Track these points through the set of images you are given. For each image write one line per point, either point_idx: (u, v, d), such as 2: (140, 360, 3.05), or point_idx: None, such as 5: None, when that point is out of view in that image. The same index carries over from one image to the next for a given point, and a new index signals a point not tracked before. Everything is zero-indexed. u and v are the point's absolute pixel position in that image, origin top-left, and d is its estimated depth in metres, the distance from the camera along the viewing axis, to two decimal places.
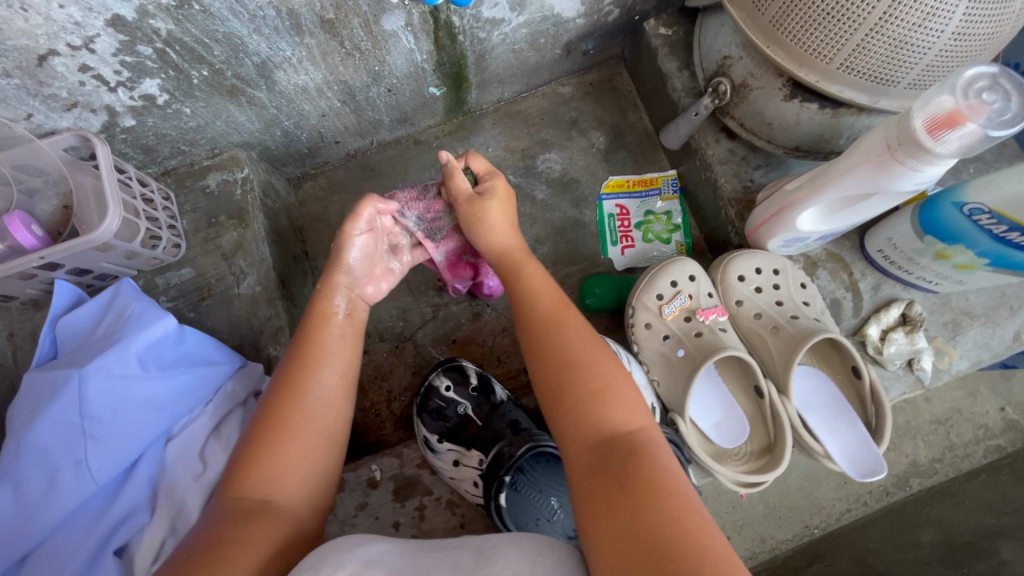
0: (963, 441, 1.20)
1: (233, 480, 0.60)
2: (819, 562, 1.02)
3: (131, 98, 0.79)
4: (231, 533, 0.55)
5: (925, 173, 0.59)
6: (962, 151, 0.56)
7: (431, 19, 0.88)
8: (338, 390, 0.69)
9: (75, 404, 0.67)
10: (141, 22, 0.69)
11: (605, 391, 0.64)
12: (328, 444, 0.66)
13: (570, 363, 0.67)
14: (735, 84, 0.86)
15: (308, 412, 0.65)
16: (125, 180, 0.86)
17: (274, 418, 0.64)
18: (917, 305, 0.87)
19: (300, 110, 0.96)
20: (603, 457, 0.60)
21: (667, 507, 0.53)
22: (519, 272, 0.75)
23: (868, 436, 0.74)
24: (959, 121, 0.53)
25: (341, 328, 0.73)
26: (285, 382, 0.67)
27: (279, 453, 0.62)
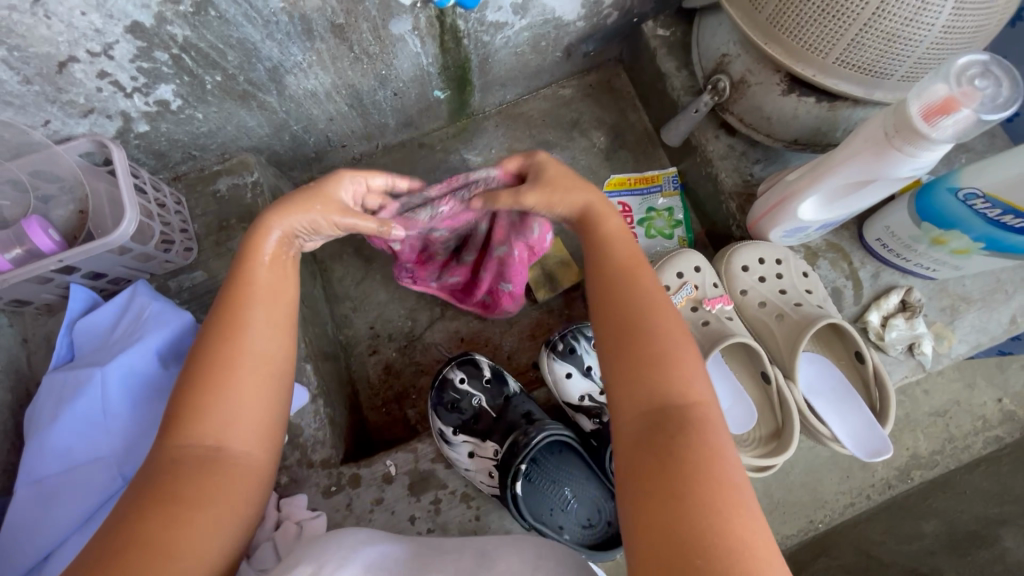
0: (963, 433, 1.22)
1: (175, 426, 0.57)
2: (827, 556, 1.03)
3: (145, 104, 0.81)
4: (187, 484, 0.54)
5: (922, 159, 0.62)
6: (957, 136, 0.59)
7: (438, 23, 0.90)
8: (271, 326, 0.64)
9: (97, 402, 0.68)
10: (158, 28, 0.71)
11: (670, 360, 0.59)
12: (270, 387, 0.62)
13: (635, 324, 0.62)
14: (734, 81, 0.89)
15: (247, 362, 0.61)
16: (140, 184, 0.87)
17: (210, 362, 0.60)
18: (915, 292, 0.89)
19: (309, 115, 0.98)
20: (650, 430, 0.55)
21: (700, 474, 0.50)
22: (602, 236, 0.70)
23: (872, 418, 0.76)
24: (953, 107, 0.56)
25: (272, 260, 0.66)
26: (221, 319, 0.62)
27: (222, 397, 0.59)
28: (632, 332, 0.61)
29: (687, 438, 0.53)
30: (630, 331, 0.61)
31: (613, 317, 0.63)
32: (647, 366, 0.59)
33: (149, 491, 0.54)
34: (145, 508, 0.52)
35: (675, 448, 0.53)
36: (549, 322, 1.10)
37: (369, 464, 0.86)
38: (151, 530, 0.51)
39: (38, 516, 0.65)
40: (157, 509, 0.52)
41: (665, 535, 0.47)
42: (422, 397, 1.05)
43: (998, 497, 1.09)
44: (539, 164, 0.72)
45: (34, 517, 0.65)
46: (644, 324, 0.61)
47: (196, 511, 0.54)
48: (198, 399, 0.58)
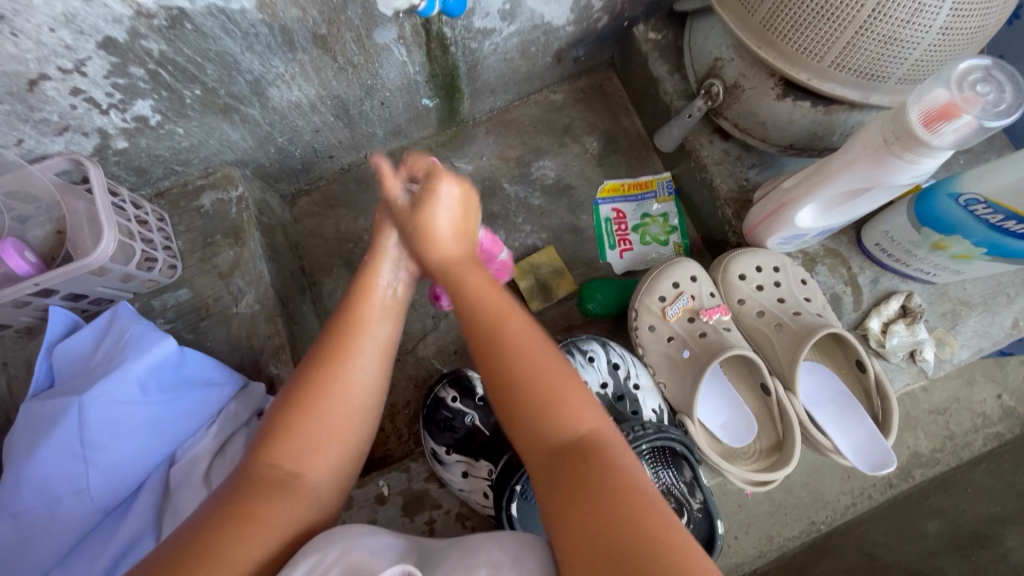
0: (962, 430, 1.20)
1: (268, 444, 0.59)
2: (829, 559, 1.00)
3: (123, 120, 0.79)
4: (260, 500, 0.54)
5: (922, 166, 0.60)
6: (957, 143, 0.57)
7: (424, 32, 0.88)
8: (376, 361, 0.67)
9: (75, 433, 0.65)
10: (132, 43, 0.68)
11: (554, 396, 0.59)
12: (363, 418, 0.64)
13: (513, 368, 0.61)
14: (728, 85, 0.87)
15: (349, 387, 0.63)
16: (119, 203, 0.85)
17: (309, 385, 0.62)
18: (916, 297, 0.88)
19: (294, 126, 0.96)
20: (558, 468, 0.54)
21: (618, 495, 0.50)
22: (461, 284, 0.70)
23: (875, 429, 0.74)
24: (954, 113, 0.55)
25: (383, 301, 0.72)
26: (326, 347, 0.65)
27: (311, 420, 0.60)
28: (511, 375, 0.60)
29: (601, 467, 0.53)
30: (509, 375, 0.61)
31: (493, 364, 0.62)
32: (538, 407, 0.58)
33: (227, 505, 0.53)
34: (223, 520, 0.51)
35: (590, 478, 0.52)
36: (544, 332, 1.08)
37: (361, 485, 0.85)
38: (223, 539, 0.49)
39: (15, 552, 0.62)
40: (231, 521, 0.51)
41: (598, 562, 0.46)
42: (416, 412, 1.03)
43: (1002, 496, 1.08)
44: (427, 180, 0.74)
45: (11, 552, 0.62)
46: (524, 363, 0.61)
47: (270, 518, 0.53)
48: (294, 421, 0.60)
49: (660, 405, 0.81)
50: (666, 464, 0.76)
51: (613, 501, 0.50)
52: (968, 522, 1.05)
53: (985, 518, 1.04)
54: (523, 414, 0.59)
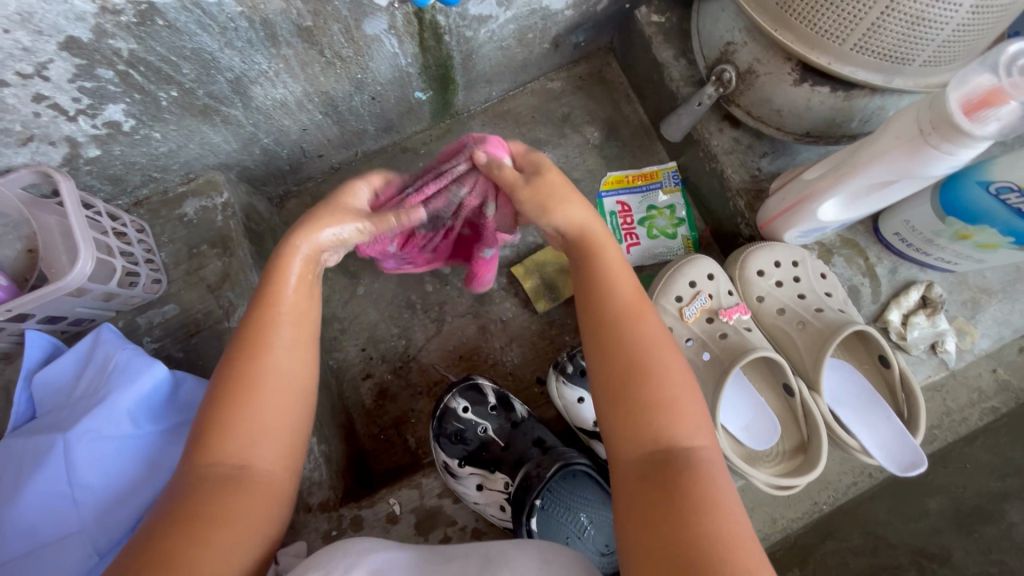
0: (959, 405, 1.05)
1: (202, 441, 0.54)
2: (834, 538, 1.00)
3: (93, 127, 0.72)
4: (209, 506, 0.51)
5: (959, 157, 0.57)
6: (1000, 133, 0.54)
7: (416, 20, 0.82)
8: (300, 346, 0.61)
9: (62, 471, 0.61)
10: (99, 43, 0.62)
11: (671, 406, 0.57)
12: (301, 407, 0.60)
13: (641, 365, 0.58)
14: (741, 71, 0.82)
15: (274, 373, 0.58)
16: (94, 215, 0.78)
17: (235, 382, 0.57)
18: (936, 287, 0.85)
19: (280, 126, 0.90)
20: (651, 473, 0.53)
21: (694, 506, 0.50)
22: (598, 265, 0.65)
23: (903, 428, 0.71)
24: (999, 100, 0.51)
25: (302, 273, 0.63)
26: (249, 337, 0.59)
27: (247, 416, 0.56)
28: (639, 371, 0.58)
29: (693, 476, 0.52)
30: (633, 369, 0.58)
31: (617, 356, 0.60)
32: (648, 410, 0.56)
33: (173, 518, 0.50)
34: (166, 532, 0.49)
35: (683, 491, 0.51)
36: (552, 333, 1.04)
37: (371, 503, 0.79)
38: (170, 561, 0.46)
39: None
40: (183, 535, 0.48)
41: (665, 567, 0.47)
42: (422, 421, 0.99)
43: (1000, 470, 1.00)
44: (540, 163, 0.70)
45: None
46: (655, 366, 0.58)
47: (215, 529, 0.50)
48: (225, 421, 0.55)
49: None
50: None
51: (694, 514, 0.49)
52: None
53: (986, 493, 0.99)
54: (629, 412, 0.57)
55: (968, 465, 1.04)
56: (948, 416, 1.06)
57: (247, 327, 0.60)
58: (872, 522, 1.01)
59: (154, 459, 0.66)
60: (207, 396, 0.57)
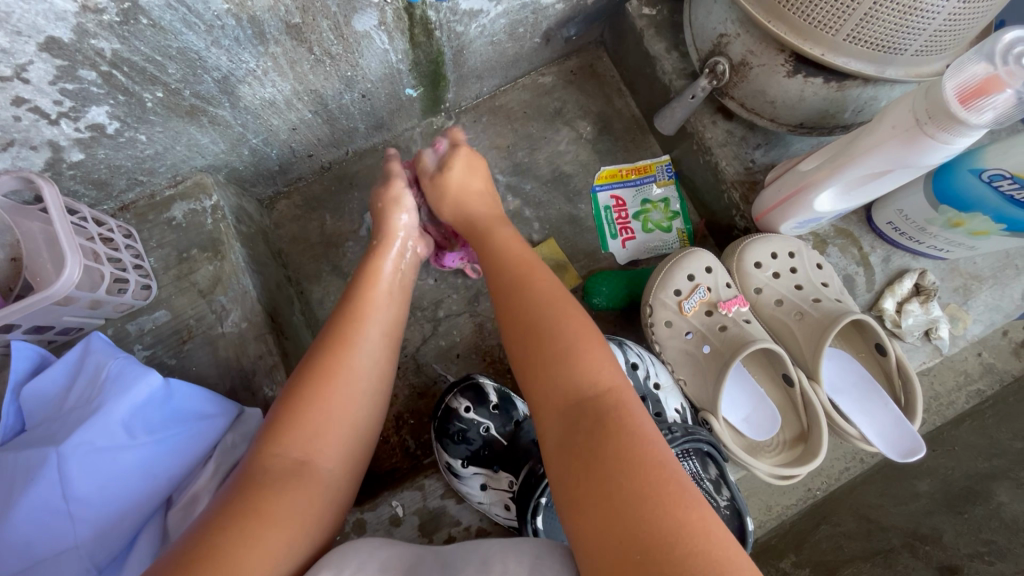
0: (946, 389, 1.14)
1: (277, 428, 0.59)
2: (828, 523, 1.02)
3: (76, 130, 0.70)
4: (271, 492, 0.53)
5: (954, 146, 0.58)
6: (995, 120, 0.54)
7: (406, 16, 0.81)
8: (375, 352, 0.68)
9: (56, 487, 0.59)
10: (81, 43, 0.60)
11: (575, 353, 0.60)
12: (370, 407, 0.66)
13: (540, 321, 0.63)
14: (734, 63, 0.82)
15: (355, 368, 0.65)
16: (79, 221, 0.76)
17: (319, 370, 0.63)
18: (929, 275, 0.86)
19: (269, 126, 0.88)
20: (576, 416, 0.55)
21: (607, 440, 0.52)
22: (487, 248, 0.75)
23: (901, 415, 0.72)
24: (995, 87, 0.52)
25: (390, 286, 0.75)
26: (336, 331, 0.67)
27: (323, 405, 0.61)
28: (538, 330, 0.63)
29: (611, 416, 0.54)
30: (532, 325, 0.64)
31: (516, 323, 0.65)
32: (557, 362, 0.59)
33: (236, 494, 0.53)
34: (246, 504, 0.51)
35: (604, 434, 0.52)
36: None
37: (373, 507, 0.80)
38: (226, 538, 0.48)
39: None
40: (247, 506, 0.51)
41: (602, 520, 0.46)
42: (421, 421, 0.99)
43: (986, 451, 1.02)
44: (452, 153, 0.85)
45: None
46: (550, 321, 0.62)
47: (277, 504, 0.52)
48: (301, 408, 0.60)
49: (682, 404, 0.80)
50: (695, 462, 0.72)
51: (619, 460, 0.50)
52: (958, 479, 0.99)
53: (974, 474, 0.99)
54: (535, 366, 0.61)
55: (955, 446, 1.07)
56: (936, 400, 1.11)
57: (334, 324, 0.68)
58: (865, 504, 1.03)
59: (152, 470, 0.65)
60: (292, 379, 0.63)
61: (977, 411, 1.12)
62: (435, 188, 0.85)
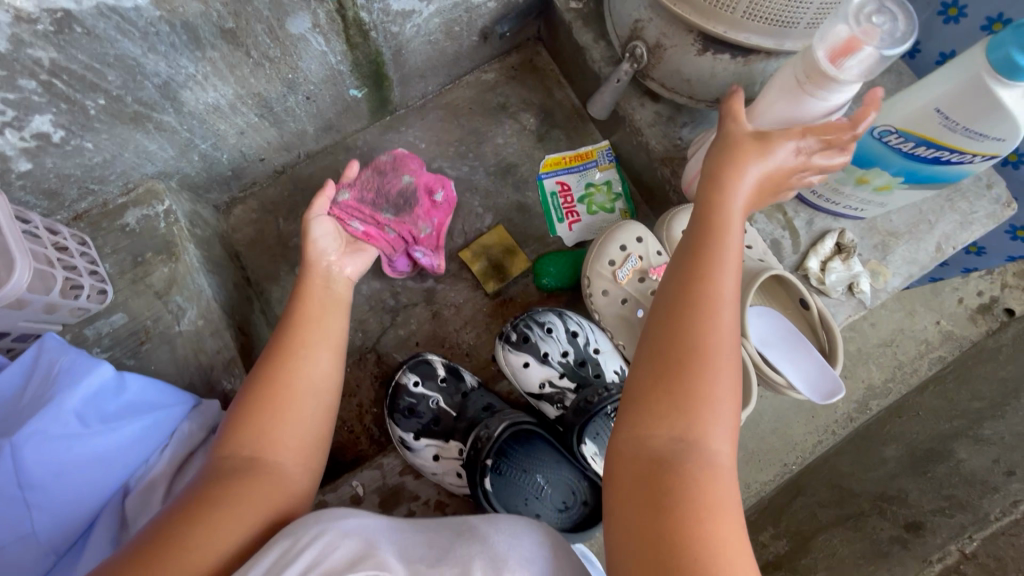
0: (908, 358, 1.29)
1: (225, 435, 0.62)
2: (803, 495, 1.08)
3: (22, 139, 0.73)
4: (219, 488, 0.56)
5: (834, 102, 0.63)
6: (864, 75, 0.60)
7: (339, 18, 0.85)
8: (323, 360, 0.72)
9: (10, 476, 0.61)
10: (17, 53, 0.63)
11: (706, 400, 0.53)
12: (319, 410, 0.68)
13: (691, 354, 0.54)
14: (650, 46, 0.87)
15: (300, 375, 0.68)
16: (31, 230, 0.79)
17: (263, 383, 0.66)
18: (848, 233, 0.92)
19: (216, 130, 0.92)
20: (653, 468, 0.51)
21: (688, 472, 0.50)
22: (700, 273, 0.57)
23: (823, 361, 0.77)
24: (856, 46, 0.57)
25: (325, 299, 0.79)
26: (281, 343, 0.71)
27: (281, 415, 0.64)
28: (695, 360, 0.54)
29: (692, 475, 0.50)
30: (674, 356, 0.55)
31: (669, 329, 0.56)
32: (692, 395, 0.53)
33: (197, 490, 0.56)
34: (196, 501, 0.54)
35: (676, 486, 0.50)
36: (504, 313, 1.07)
37: (334, 488, 0.83)
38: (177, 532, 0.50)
39: None
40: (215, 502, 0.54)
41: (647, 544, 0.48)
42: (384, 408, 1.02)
43: (948, 414, 1.12)
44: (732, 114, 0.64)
45: None
46: (695, 357, 0.54)
47: (236, 504, 0.55)
48: (258, 415, 0.63)
49: (620, 365, 0.89)
50: None
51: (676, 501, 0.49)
52: (923, 442, 1.07)
53: (938, 437, 1.06)
54: (666, 391, 0.53)
55: (919, 410, 1.18)
56: (900, 368, 1.28)
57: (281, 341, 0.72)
58: (838, 472, 1.09)
59: (106, 457, 0.67)
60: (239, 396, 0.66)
61: (940, 375, 1.26)
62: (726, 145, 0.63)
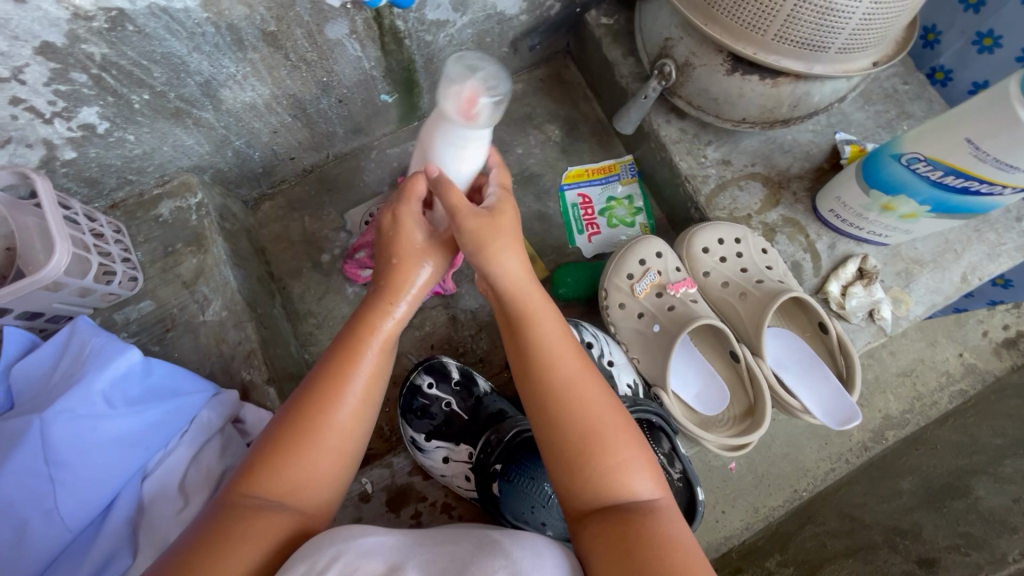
0: (928, 389, 1.26)
1: (251, 474, 0.57)
2: (813, 524, 1.06)
3: (69, 130, 0.76)
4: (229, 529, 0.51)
5: (464, 143, 0.67)
6: (488, 121, 0.66)
7: (376, 25, 0.88)
8: (371, 396, 0.64)
9: (39, 451, 0.63)
10: (72, 47, 0.66)
11: (621, 465, 0.56)
12: (349, 457, 0.62)
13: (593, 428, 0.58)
14: (679, 64, 0.89)
15: (342, 418, 0.61)
16: (71, 216, 0.82)
17: (302, 421, 0.59)
18: (871, 259, 0.91)
19: (251, 128, 0.95)
20: (606, 520, 0.53)
21: (643, 530, 0.51)
22: (529, 327, 0.63)
23: (840, 387, 0.77)
24: (473, 98, 0.64)
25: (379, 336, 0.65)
26: (328, 371, 0.62)
27: (304, 458, 0.58)
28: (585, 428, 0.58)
29: (644, 523, 0.52)
30: (583, 430, 0.58)
31: (563, 399, 0.59)
32: (597, 458, 0.56)
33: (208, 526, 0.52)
34: (196, 548, 0.50)
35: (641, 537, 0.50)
36: None
37: (343, 485, 0.84)
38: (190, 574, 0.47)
39: None
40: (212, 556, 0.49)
41: None
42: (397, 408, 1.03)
43: (969, 450, 1.10)
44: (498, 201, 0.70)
45: None
46: (598, 424, 0.58)
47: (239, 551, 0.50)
48: (279, 457, 0.57)
49: (634, 379, 0.86)
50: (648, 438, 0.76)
51: (653, 549, 0.49)
52: (939, 476, 1.04)
53: (955, 472, 1.04)
54: (568, 465, 0.57)
55: (937, 444, 1.15)
56: (919, 399, 1.25)
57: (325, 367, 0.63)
58: (851, 504, 1.07)
59: (128, 439, 0.69)
60: (272, 427, 0.60)
61: (961, 409, 1.23)
62: (476, 235, 0.65)
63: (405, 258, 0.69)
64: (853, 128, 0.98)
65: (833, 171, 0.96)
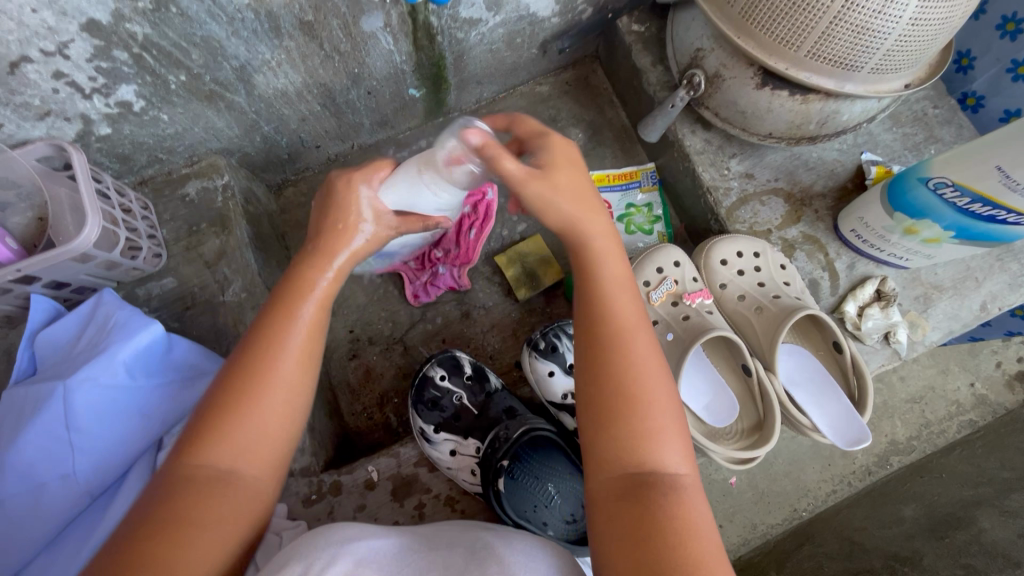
0: (938, 417, 1.26)
1: (193, 442, 0.54)
2: (811, 544, 1.04)
3: (106, 106, 0.78)
4: (176, 505, 0.50)
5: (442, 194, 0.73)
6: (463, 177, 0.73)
7: (410, 20, 0.89)
8: (309, 350, 0.59)
9: (60, 416, 0.65)
10: (116, 26, 0.68)
11: (650, 428, 0.56)
12: (294, 411, 0.58)
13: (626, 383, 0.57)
14: (709, 75, 0.89)
15: (279, 375, 0.57)
16: (103, 190, 0.83)
17: (238, 382, 0.55)
18: (890, 282, 0.91)
19: (280, 114, 0.96)
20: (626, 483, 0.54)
21: (660, 502, 0.52)
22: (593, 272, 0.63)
23: (851, 408, 0.77)
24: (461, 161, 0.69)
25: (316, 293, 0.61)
26: (266, 328, 0.58)
27: (244, 417, 0.54)
28: (624, 383, 0.57)
29: (660, 493, 0.53)
30: (621, 387, 0.57)
31: (603, 371, 0.58)
32: (631, 434, 0.55)
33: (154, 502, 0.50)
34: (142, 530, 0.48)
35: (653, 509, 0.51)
36: (531, 320, 1.09)
37: (350, 470, 0.85)
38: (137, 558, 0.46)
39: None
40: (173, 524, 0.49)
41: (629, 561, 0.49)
42: (405, 399, 1.04)
43: (974, 480, 1.07)
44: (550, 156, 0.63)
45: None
46: (639, 382, 0.57)
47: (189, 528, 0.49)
48: (217, 422, 0.54)
49: None
50: None
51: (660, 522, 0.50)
52: (943, 506, 1.03)
53: (959, 502, 1.02)
54: (600, 416, 0.57)
55: (942, 473, 1.14)
56: (927, 427, 1.24)
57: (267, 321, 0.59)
58: (849, 527, 1.06)
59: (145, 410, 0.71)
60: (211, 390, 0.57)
61: (968, 439, 1.22)
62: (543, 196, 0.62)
63: (342, 215, 0.65)
64: (879, 149, 0.98)
65: (857, 191, 0.96)
